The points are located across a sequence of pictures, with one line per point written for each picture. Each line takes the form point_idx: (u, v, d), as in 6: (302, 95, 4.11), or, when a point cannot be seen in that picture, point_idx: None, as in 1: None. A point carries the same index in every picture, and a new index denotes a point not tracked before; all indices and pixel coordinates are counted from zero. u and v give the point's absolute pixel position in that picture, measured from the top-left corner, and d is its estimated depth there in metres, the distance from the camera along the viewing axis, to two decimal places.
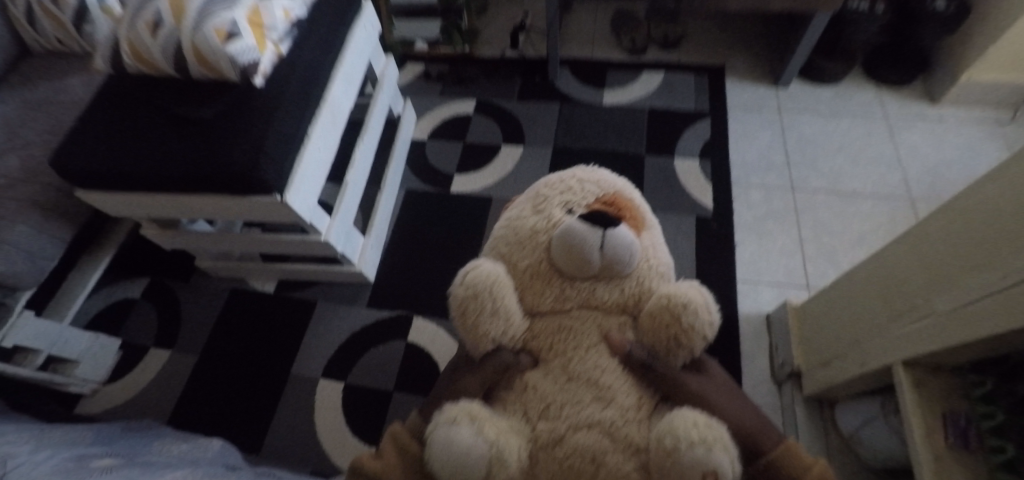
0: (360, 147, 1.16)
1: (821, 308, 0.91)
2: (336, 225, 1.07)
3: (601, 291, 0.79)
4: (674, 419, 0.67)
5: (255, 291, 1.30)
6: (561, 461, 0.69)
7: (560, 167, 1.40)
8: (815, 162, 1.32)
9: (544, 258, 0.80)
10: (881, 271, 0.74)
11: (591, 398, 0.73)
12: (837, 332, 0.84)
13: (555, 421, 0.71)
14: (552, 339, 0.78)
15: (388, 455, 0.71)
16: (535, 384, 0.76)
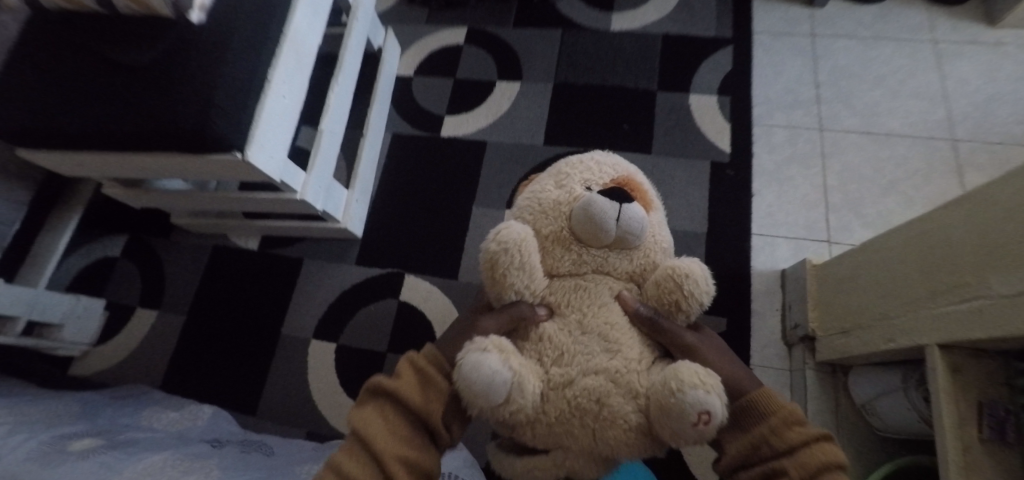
0: (336, 89, 1.03)
1: (846, 270, 0.83)
2: (313, 181, 0.97)
3: (618, 263, 0.73)
4: (678, 367, 0.62)
5: (238, 249, 1.23)
6: (568, 405, 0.65)
7: (562, 106, 1.26)
8: (849, 97, 1.17)
9: (564, 225, 0.72)
10: (926, 237, 0.64)
11: (600, 350, 0.67)
12: (862, 299, 0.76)
13: (567, 366, 0.66)
14: (567, 301, 0.71)
15: (406, 377, 0.66)
16: (547, 336, 0.69)
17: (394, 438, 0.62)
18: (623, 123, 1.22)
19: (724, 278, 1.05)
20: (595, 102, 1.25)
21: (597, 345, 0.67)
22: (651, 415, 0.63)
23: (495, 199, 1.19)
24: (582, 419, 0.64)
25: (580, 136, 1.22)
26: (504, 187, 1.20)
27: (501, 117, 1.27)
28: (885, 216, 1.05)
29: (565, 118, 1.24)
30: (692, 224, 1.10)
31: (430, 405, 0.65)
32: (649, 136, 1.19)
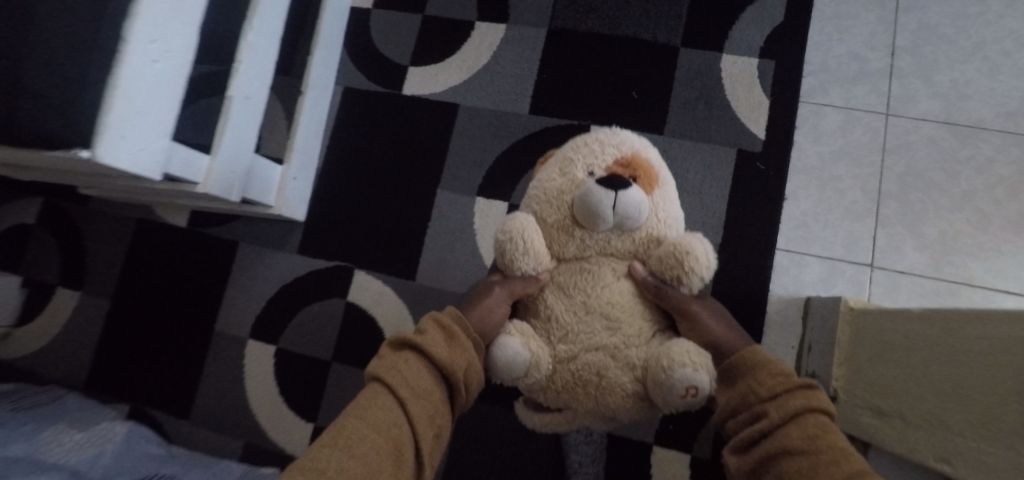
0: (250, 38, 0.76)
1: (897, 335, 0.64)
2: (220, 168, 0.76)
3: (623, 243, 0.61)
4: (673, 344, 0.57)
5: (165, 225, 1.04)
6: (566, 379, 0.60)
7: (557, 62, 0.98)
8: (931, 71, 0.90)
9: (569, 209, 0.61)
10: (1014, 343, 0.45)
11: (603, 329, 0.60)
12: (912, 384, 0.59)
13: (573, 343, 0.60)
14: (570, 284, 0.62)
15: (430, 331, 0.56)
16: (551, 316, 0.62)
17: (419, 393, 0.50)
18: (633, 89, 0.95)
19: (735, 303, 0.86)
20: (600, 58, 0.97)
21: (598, 321, 0.60)
22: (651, 390, 0.58)
23: (464, 182, 0.96)
24: (580, 392, 0.60)
25: (576, 105, 0.96)
26: (476, 166, 0.97)
27: (478, 72, 1.00)
28: (947, 238, 0.85)
29: (561, 78, 0.98)
30: (704, 231, 0.89)
31: (455, 363, 0.54)
32: (664, 110, 0.94)
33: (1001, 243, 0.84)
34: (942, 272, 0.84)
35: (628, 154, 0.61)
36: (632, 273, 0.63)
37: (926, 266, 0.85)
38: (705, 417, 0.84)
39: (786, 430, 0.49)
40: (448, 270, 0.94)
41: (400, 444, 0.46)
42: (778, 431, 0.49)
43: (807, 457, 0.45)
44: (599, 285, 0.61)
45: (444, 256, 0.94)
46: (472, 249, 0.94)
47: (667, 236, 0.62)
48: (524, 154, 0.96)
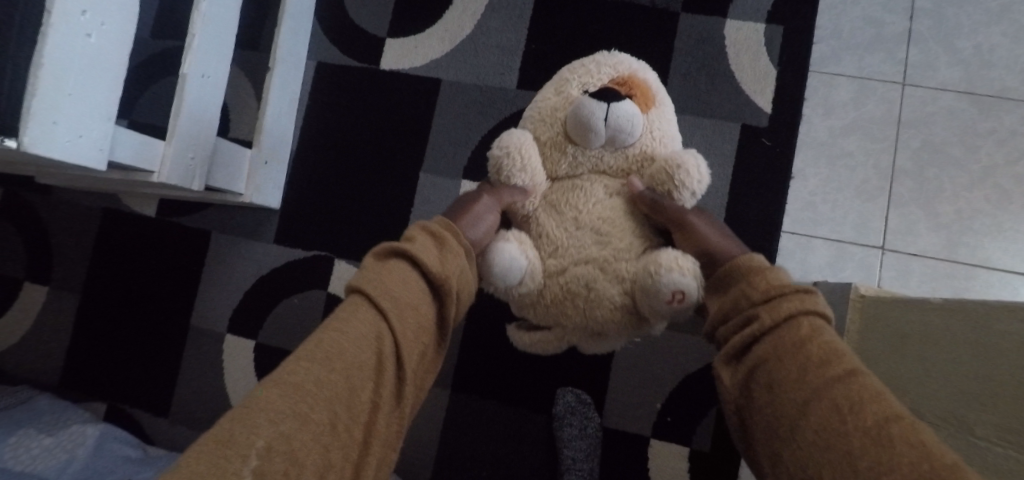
0: (203, 7, 0.68)
1: (912, 327, 0.59)
2: (177, 154, 0.68)
3: (617, 159, 0.58)
4: (663, 252, 0.53)
5: (132, 214, 0.97)
6: (553, 292, 0.56)
7: (546, 32, 0.90)
8: (952, 35, 0.83)
9: (562, 126, 0.57)
10: None
11: (594, 241, 0.56)
12: (928, 381, 0.54)
13: (563, 254, 0.56)
14: (560, 200, 0.58)
15: (418, 237, 0.49)
16: (540, 231, 0.58)
17: (405, 302, 0.43)
18: (629, 60, 0.88)
19: None
20: (593, 26, 0.89)
21: (587, 234, 0.56)
22: (641, 301, 0.54)
23: (448, 164, 0.90)
24: (568, 307, 0.56)
25: None
26: (460, 147, 0.90)
27: (461, 43, 0.92)
28: (964, 217, 0.80)
29: (551, 48, 0.90)
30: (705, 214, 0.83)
31: (447, 271, 0.47)
32: (663, 83, 0.87)
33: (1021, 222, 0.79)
34: (957, 254, 0.79)
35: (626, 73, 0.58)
36: (629, 190, 0.58)
37: (941, 248, 0.80)
38: (704, 409, 0.80)
39: (778, 334, 0.42)
40: None
41: (382, 365, 0.39)
42: (770, 335, 0.43)
43: (796, 362, 0.39)
44: (592, 199, 0.57)
45: None
46: None
47: (664, 153, 0.58)
48: (512, 134, 0.89)
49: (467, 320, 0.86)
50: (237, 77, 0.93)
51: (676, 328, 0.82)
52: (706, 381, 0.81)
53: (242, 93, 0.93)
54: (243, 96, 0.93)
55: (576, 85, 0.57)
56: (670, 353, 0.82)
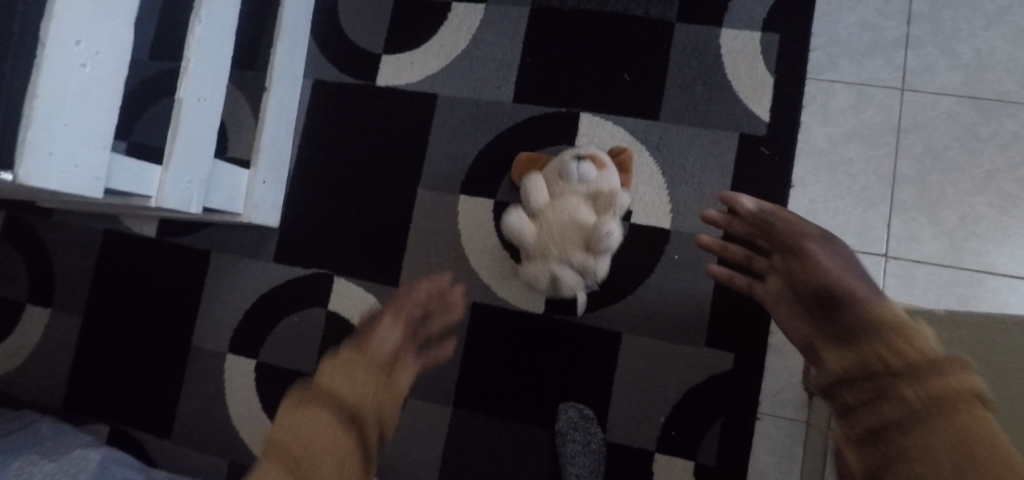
0: (198, 32, 0.68)
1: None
2: (175, 178, 0.68)
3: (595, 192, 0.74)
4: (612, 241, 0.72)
5: (133, 235, 0.97)
6: (536, 256, 0.75)
7: (541, 45, 0.90)
8: (950, 39, 0.83)
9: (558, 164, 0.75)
10: None
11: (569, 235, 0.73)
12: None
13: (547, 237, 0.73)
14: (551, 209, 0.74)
15: (313, 390, 0.65)
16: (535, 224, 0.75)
17: (311, 443, 0.53)
18: (625, 72, 0.88)
19: (739, 300, 0.81)
20: (588, 38, 0.89)
21: (564, 231, 0.73)
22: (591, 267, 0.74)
23: (446, 179, 0.90)
24: (545, 270, 0.75)
25: (563, 91, 0.89)
26: (458, 162, 0.90)
27: (457, 58, 0.92)
28: (969, 223, 0.79)
29: (547, 60, 0.90)
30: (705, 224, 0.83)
31: (358, 402, 0.61)
32: (659, 93, 0.86)
33: None
34: (961, 260, 0.78)
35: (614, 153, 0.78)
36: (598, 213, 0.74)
37: (945, 254, 0.79)
38: (708, 422, 0.79)
39: (951, 419, 0.41)
40: (432, 274, 0.88)
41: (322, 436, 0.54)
42: (911, 408, 0.45)
43: (955, 460, 0.39)
44: (569, 207, 0.73)
45: (427, 259, 0.88)
46: (456, 252, 0.88)
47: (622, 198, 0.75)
48: (509, 147, 0.89)
49: (467, 336, 0.85)
50: (234, 97, 0.94)
51: (678, 340, 0.81)
52: (709, 395, 0.80)
53: (240, 113, 0.94)
54: (241, 115, 0.94)
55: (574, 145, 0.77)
56: (673, 366, 0.81)
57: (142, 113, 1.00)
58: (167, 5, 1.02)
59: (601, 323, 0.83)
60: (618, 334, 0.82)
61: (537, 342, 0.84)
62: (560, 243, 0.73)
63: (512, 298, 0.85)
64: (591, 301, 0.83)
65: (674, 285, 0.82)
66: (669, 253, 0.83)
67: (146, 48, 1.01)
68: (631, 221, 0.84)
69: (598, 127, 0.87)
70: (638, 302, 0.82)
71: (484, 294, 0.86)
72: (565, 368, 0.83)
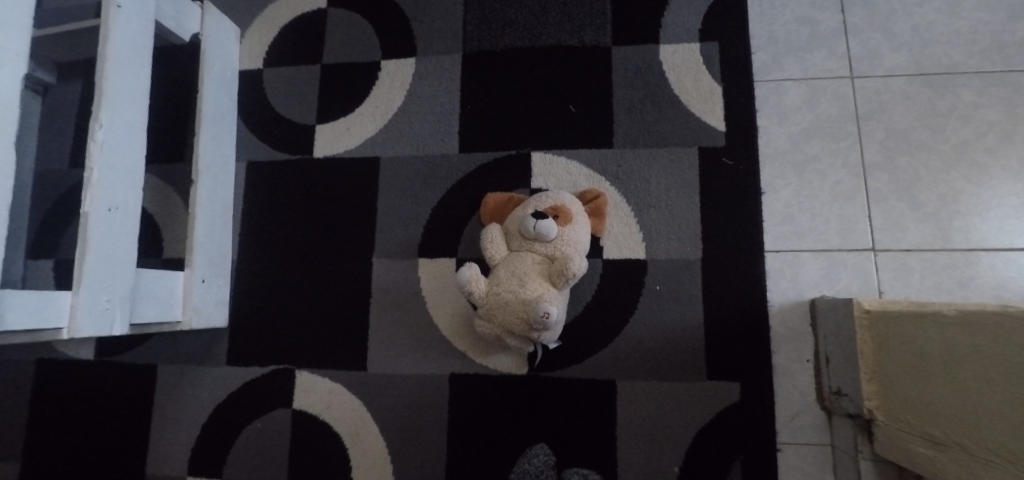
0: (98, 137, 0.62)
1: (929, 345, 0.52)
2: (90, 301, 0.60)
3: (550, 252, 0.68)
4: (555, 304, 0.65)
5: (67, 362, 0.87)
6: (484, 311, 0.70)
7: (480, 90, 0.87)
8: (887, 20, 0.82)
9: (519, 217, 0.71)
10: None
11: (514, 293, 0.67)
12: (956, 408, 0.47)
13: (493, 293, 0.69)
14: (507, 264, 0.70)
15: None
16: (491, 277, 0.70)
17: None
18: (570, 103, 0.84)
19: (732, 323, 0.75)
20: (526, 76, 0.86)
21: (510, 289, 0.67)
22: (530, 330, 0.67)
23: (401, 245, 0.83)
24: (491, 324, 0.71)
25: (509, 133, 0.84)
26: (411, 225, 0.84)
27: (394, 116, 0.88)
28: (949, 201, 0.75)
29: (487, 105, 0.86)
30: (681, 247, 0.78)
31: None
32: (608, 120, 0.83)
33: (1008, 196, 0.74)
34: (951, 242, 0.74)
35: (587, 210, 0.73)
36: (549, 277, 0.68)
37: (933, 238, 0.74)
38: (727, 463, 0.72)
39: None
40: (400, 351, 0.80)
41: None
42: None
43: None
44: (520, 268, 0.68)
45: (394, 334, 0.81)
46: (424, 321, 0.81)
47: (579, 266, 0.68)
48: (464, 200, 0.83)
49: (450, 412, 0.78)
50: (163, 193, 0.87)
51: (677, 378, 0.75)
52: (721, 433, 0.72)
53: (173, 210, 0.87)
54: (173, 212, 0.87)
55: (543, 194, 0.72)
56: (676, 407, 0.74)
57: (65, 225, 0.92)
58: (84, 108, 0.96)
59: (591, 373, 0.76)
60: (612, 382, 0.75)
61: (525, 406, 0.76)
62: (505, 313, 0.68)
63: (493, 362, 0.78)
64: (577, 350, 0.76)
65: (662, 319, 0.76)
66: (650, 285, 0.77)
67: (66, 156, 0.95)
68: (604, 258, 0.79)
69: (552, 164, 0.82)
70: (626, 344, 0.76)
71: (461, 362, 0.79)
72: (561, 430, 0.75)
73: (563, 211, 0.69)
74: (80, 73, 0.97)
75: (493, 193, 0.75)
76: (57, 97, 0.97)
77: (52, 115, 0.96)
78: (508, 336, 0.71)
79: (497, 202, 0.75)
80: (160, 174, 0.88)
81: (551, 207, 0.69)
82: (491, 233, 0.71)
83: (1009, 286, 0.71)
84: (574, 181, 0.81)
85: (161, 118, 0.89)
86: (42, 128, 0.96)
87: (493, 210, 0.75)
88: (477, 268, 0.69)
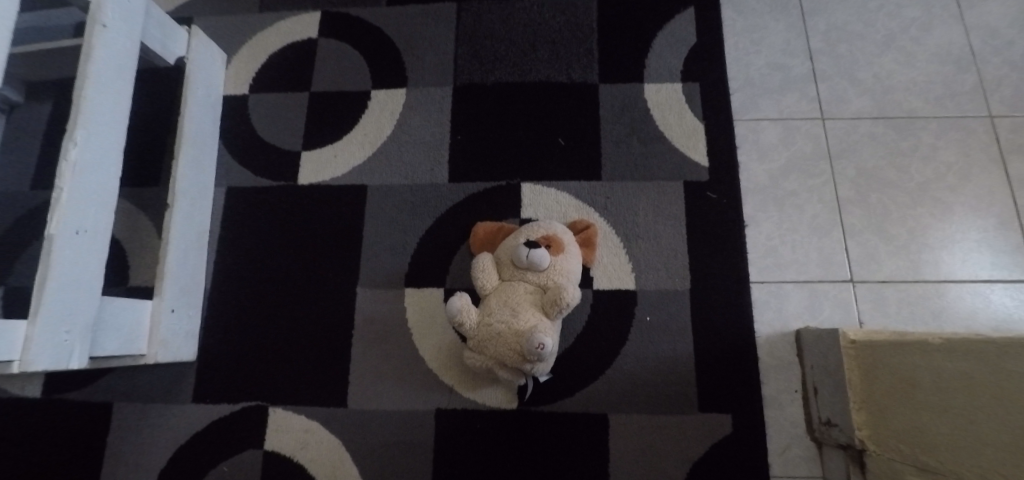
0: (71, 156, 0.59)
1: (955, 371, 0.46)
2: (47, 331, 0.54)
3: (541, 282, 0.68)
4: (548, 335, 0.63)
5: (9, 400, 0.79)
6: (475, 344, 0.68)
7: (471, 121, 0.88)
8: (851, 68, 0.88)
9: (511, 248, 0.70)
10: None
11: (506, 324, 0.66)
12: (958, 435, 0.44)
13: (484, 324, 0.67)
14: (498, 294, 0.69)
15: None
16: (481, 307, 0.69)
17: None
18: (558, 136, 0.86)
19: (722, 354, 0.75)
20: (516, 109, 0.88)
21: (501, 321, 0.66)
22: (522, 362, 0.66)
23: (387, 274, 0.81)
24: (481, 356, 0.69)
25: (499, 163, 0.85)
26: (398, 253, 0.82)
27: (383, 144, 0.87)
28: (917, 235, 0.79)
29: (477, 137, 0.87)
30: (670, 278, 0.78)
31: None
32: (596, 153, 0.85)
33: (969, 231, 0.79)
34: (922, 274, 0.77)
35: (578, 238, 0.74)
36: (542, 307, 0.67)
37: (906, 270, 0.78)
38: None
39: None
40: (383, 385, 0.76)
41: None
42: None
43: None
44: (512, 299, 0.67)
45: (377, 367, 0.77)
46: (409, 355, 0.77)
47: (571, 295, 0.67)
48: (453, 229, 0.82)
49: (435, 450, 0.74)
50: (134, 218, 0.83)
51: (668, 410, 0.73)
52: (714, 469, 0.71)
53: (143, 237, 0.83)
54: (143, 239, 0.83)
55: (534, 224, 0.72)
56: (669, 441, 0.72)
57: (20, 251, 0.86)
58: (52, 128, 0.92)
59: (582, 407, 0.74)
60: (604, 416, 0.73)
61: (515, 444, 0.73)
62: (497, 345, 0.66)
63: (481, 396, 0.75)
64: (569, 383, 0.75)
65: (652, 350, 0.76)
66: (640, 316, 0.77)
67: (28, 178, 0.90)
68: (594, 288, 0.78)
69: (542, 195, 0.83)
70: (618, 376, 0.75)
71: (448, 397, 0.75)
72: (551, 467, 0.72)
73: (554, 240, 0.69)
74: (52, 93, 0.94)
75: (484, 224, 0.75)
76: (24, 117, 0.93)
77: (17, 134, 0.92)
78: (499, 369, 0.68)
79: (487, 231, 0.75)
80: (133, 198, 0.84)
81: (543, 237, 0.69)
82: (482, 262, 0.70)
83: (977, 316, 0.75)
84: (564, 211, 0.81)
85: (138, 141, 0.86)
86: (3, 148, 0.91)
87: (482, 240, 0.75)
88: (468, 297, 0.67)
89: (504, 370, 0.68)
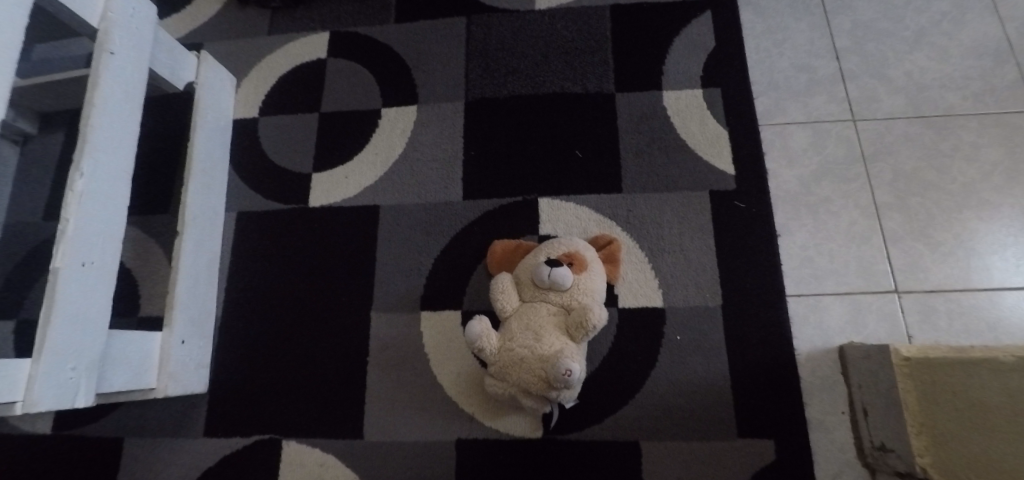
0: (77, 186, 0.57)
1: None
2: (53, 369, 0.51)
3: (565, 303, 0.64)
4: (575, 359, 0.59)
5: (19, 437, 0.77)
6: (496, 370, 0.65)
7: (484, 136, 0.85)
8: (881, 67, 0.84)
9: (531, 267, 0.66)
10: None
11: (529, 348, 0.62)
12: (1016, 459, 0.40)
13: (505, 349, 0.63)
14: (519, 316, 0.65)
15: None
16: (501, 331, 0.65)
17: None
18: (575, 148, 0.83)
19: (760, 374, 0.70)
20: (531, 122, 0.85)
21: (523, 346, 0.62)
22: (547, 390, 0.62)
23: (402, 297, 0.78)
24: (503, 383, 0.65)
25: (515, 178, 0.82)
26: (413, 275, 0.79)
27: (395, 164, 0.85)
28: (965, 240, 0.74)
29: (491, 152, 0.84)
30: (700, 294, 0.74)
31: None
32: (616, 164, 0.81)
33: (1021, 234, 0.73)
34: (973, 281, 0.72)
35: (601, 254, 0.70)
36: (567, 330, 0.63)
37: (955, 278, 0.72)
38: None
39: None
40: (400, 414, 0.73)
41: None
42: None
43: None
44: (534, 322, 0.63)
45: (394, 396, 0.74)
46: (427, 381, 0.74)
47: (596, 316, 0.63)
48: (469, 248, 0.79)
49: None
50: (145, 246, 0.82)
51: (704, 436, 0.68)
52: None
53: (154, 265, 0.81)
54: (154, 267, 0.81)
55: (555, 240, 0.69)
56: (708, 470, 0.67)
57: (31, 283, 0.85)
58: (65, 158, 0.92)
59: (612, 435, 0.69)
60: (635, 443, 0.69)
61: (542, 475, 0.69)
62: (520, 371, 0.62)
63: (504, 424, 0.71)
64: (597, 408, 0.70)
65: (685, 371, 0.71)
66: (669, 335, 0.73)
67: (40, 209, 0.89)
68: (620, 306, 0.74)
69: (561, 210, 0.79)
70: (649, 400, 0.70)
71: (469, 426, 0.71)
72: None
73: (576, 257, 0.65)
74: (65, 123, 0.94)
75: (501, 242, 0.72)
76: (37, 148, 0.93)
77: (31, 166, 0.92)
78: (522, 397, 0.64)
79: (505, 250, 0.71)
80: (144, 227, 0.83)
81: (564, 254, 0.65)
82: (501, 282, 0.67)
83: None
84: (585, 225, 0.78)
85: (149, 168, 0.85)
86: (17, 180, 0.91)
87: (500, 259, 0.71)
88: (487, 321, 0.63)
89: (527, 397, 0.64)
